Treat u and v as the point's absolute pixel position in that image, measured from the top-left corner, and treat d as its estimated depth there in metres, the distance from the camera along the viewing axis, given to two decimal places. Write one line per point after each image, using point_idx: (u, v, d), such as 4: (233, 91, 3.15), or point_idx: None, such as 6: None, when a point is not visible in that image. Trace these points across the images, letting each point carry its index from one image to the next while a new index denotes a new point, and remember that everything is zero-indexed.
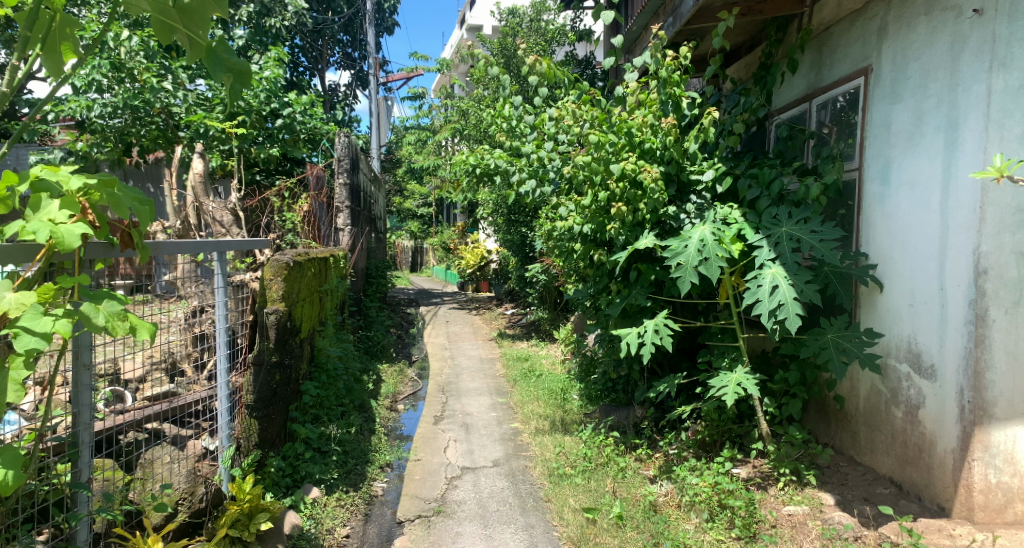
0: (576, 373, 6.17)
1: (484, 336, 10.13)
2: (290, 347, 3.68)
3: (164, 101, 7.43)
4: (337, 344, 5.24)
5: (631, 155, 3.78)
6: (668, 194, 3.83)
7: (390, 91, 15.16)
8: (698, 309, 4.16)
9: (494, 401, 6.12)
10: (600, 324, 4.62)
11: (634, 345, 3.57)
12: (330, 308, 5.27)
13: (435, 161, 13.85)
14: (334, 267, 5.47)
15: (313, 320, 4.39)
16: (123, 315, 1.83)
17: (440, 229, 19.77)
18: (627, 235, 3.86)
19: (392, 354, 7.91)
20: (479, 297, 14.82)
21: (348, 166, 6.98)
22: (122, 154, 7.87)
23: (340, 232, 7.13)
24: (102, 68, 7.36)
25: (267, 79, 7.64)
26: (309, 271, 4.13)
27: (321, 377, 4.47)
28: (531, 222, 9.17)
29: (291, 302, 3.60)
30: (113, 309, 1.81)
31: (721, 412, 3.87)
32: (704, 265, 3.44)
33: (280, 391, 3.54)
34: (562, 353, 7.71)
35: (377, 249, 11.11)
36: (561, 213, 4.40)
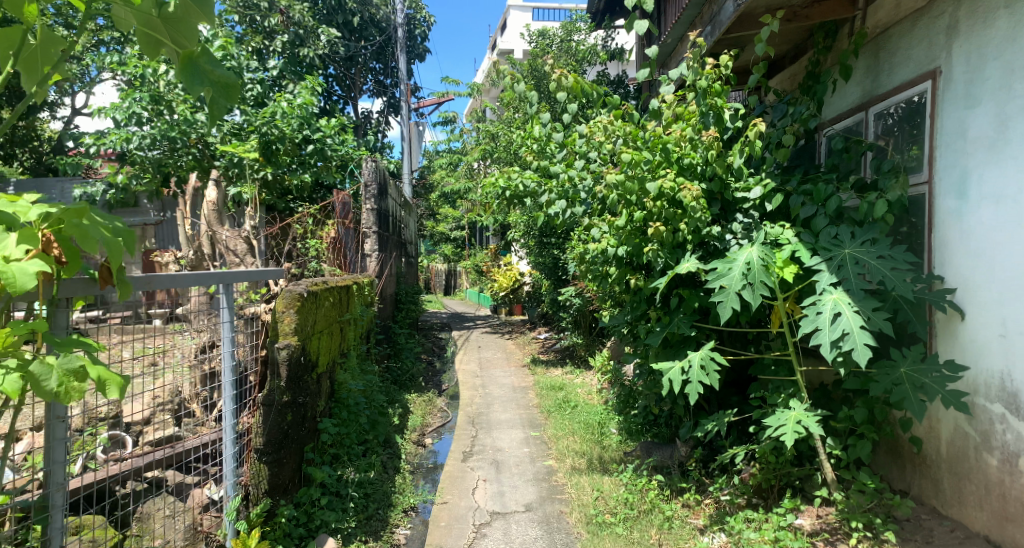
0: (614, 405, 5.80)
1: (517, 362, 9.82)
2: (304, 383, 3.43)
3: (205, 135, 7.35)
4: (360, 376, 4.99)
5: (669, 173, 3.47)
6: (711, 213, 3.49)
7: (422, 116, 15.13)
8: (748, 339, 3.82)
9: (526, 434, 5.79)
10: (639, 354, 4.28)
11: (677, 381, 3.22)
12: (354, 338, 5.04)
13: (467, 184, 13.70)
14: (358, 297, 5.25)
15: (332, 353, 4.15)
16: (84, 370, 1.55)
17: (473, 252, 19.62)
18: (667, 259, 3.54)
19: (422, 384, 7.67)
20: (512, 321, 14.53)
21: (375, 190, 6.80)
22: (159, 185, 7.90)
23: (367, 259, 6.93)
24: (142, 101, 7.34)
25: (303, 108, 7.52)
26: (327, 301, 3.89)
27: (342, 414, 4.21)
28: (564, 245, 8.86)
29: (304, 336, 3.35)
30: (71, 365, 1.54)
31: (777, 455, 3.48)
32: (752, 290, 3.05)
33: (293, 432, 3.28)
34: (598, 382, 7.34)
35: (408, 274, 10.96)
36: (594, 235, 4.10)
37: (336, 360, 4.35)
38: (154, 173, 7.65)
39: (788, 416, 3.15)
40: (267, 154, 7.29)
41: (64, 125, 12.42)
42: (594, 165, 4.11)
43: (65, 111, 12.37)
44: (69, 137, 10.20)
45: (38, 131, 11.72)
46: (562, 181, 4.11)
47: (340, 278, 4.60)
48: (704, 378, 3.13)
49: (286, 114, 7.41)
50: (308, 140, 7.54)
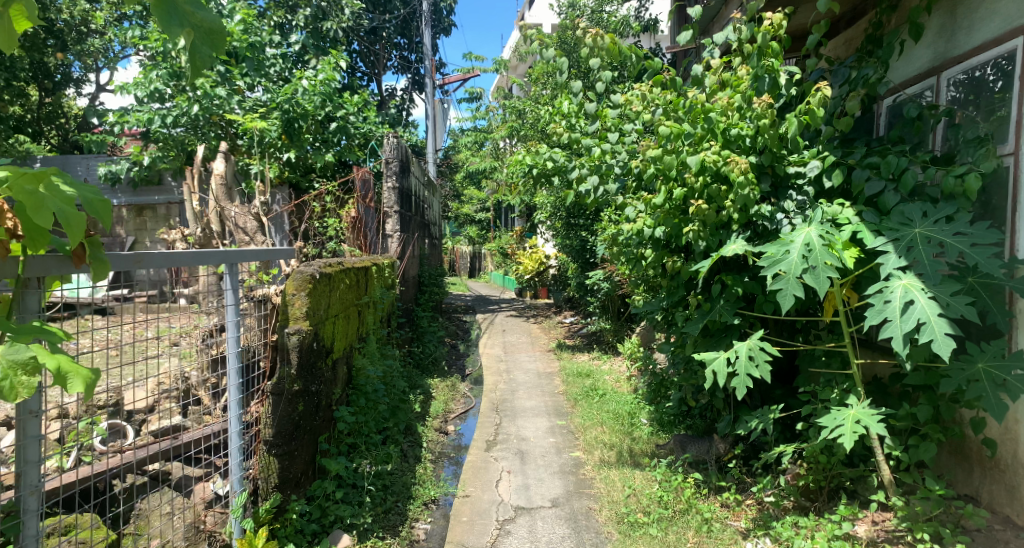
0: (645, 394, 5.52)
1: (542, 347, 9.58)
2: (317, 371, 3.22)
3: (227, 112, 7.16)
4: (380, 361, 4.79)
5: (714, 145, 3.16)
6: (761, 189, 3.17)
7: (447, 94, 14.83)
8: (796, 328, 3.52)
9: (552, 423, 5.55)
10: (675, 343, 3.99)
11: (723, 375, 2.94)
12: (374, 322, 4.83)
13: (492, 164, 13.40)
14: (378, 278, 5.03)
15: (349, 338, 3.94)
16: (36, 361, 1.37)
17: (497, 234, 19.36)
18: (709, 239, 3.24)
19: (445, 368, 7.47)
20: (537, 304, 14.28)
21: (397, 168, 6.57)
22: (183, 163, 7.78)
23: (389, 240, 6.70)
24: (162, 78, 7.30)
25: (327, 84, 7.32)
26: (343, 283, 3.67)
27: (360, 401, 4.01)
28: (593, 226, 8.55)
29: (316, 320, 3.13)
30: (20, 356, 1.36)
31: (829, 455, 3.18)
32: (811, 274, 2.76)
33: (304, 423, 3.07)
34: (627, 369, 7.07)
35: (431, 256, 10.75)
36: (627, 214, 3.81)
37: (353, 345, 4.15)
38: (175, 150, 7.52)
39: (846, 414, 2.84)
40: (289, 131, 7.11)
41: (90, 102, 12.40)
42: (629, 138, 3.81)
43: (91, 88, 12.34)
44: (94, 114, 10.15)
45: (64, 109, 11.71)
46: (593, 156, 3.81)
47: (359, 259, 4.39)
48: (755, 371, 2.86)
49: (307, 91, 7.19)
50: (330, 116, 7.35)
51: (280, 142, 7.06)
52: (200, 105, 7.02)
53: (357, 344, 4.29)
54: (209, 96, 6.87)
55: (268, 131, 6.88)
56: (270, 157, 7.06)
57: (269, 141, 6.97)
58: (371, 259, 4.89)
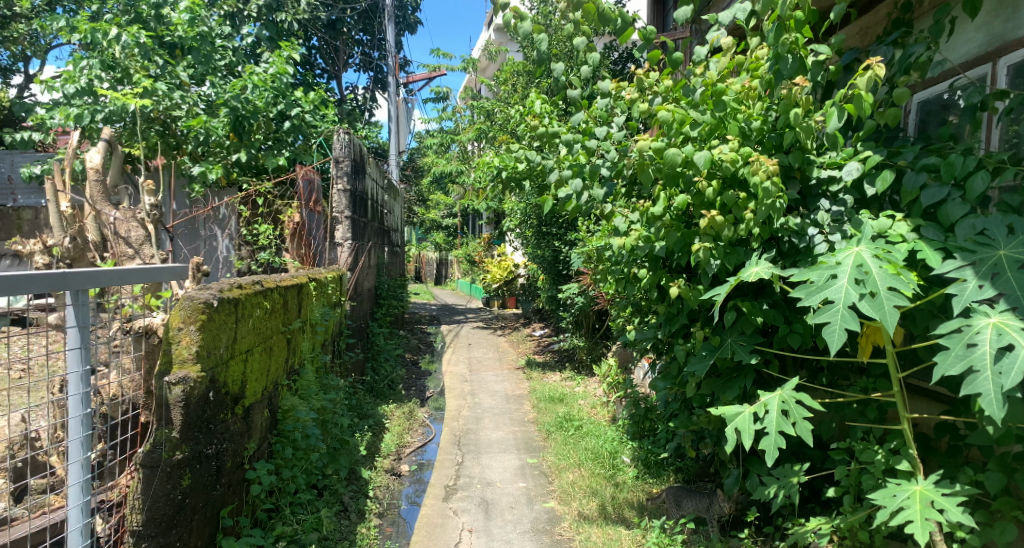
0: (627, 429, 4.86)
1: (511, 364, 8.86)
2: (217, 428, 2.43)
3: (167, 114, 6.25)
4: (319, 395, 4.01)
5: (731, 140, 2.51)
6: (789, 196, 2.51)
7: (411, 92, 14.09)
8: (821, 367, 2.88)
9: (521, 463, 4.83)
10: (671, 381, 3.33)
11: (749, 434, 2.29)
12: (311, 349, 4.06)
13: (459, 167, 12.69)
14: (319, 296, 4.26)
15: (270, 376, 3.15)
16: None
17: (464, 240, 18.64)
18: (724, 259, 2.58)
19: (402, 392, 6.73)
20: (505, 315, 13.57)
21: (349, 168, 5.82)
22: None
23: (338, 249, 5.90)
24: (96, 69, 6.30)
25: (279, 79, 6.49)
26: (262, 309, 2.89)
27: (285, 454, 3.23)
28: (567, 235, 7.89)
29: (214, 363, 2.34)
30: None
31: (869, 530, 2.52)
32: (865, 306, 2.12)
33: (195, 499, 2.28)
34: (604, 393, 6.41)
35: (392, 265, 9.99)
36: (618, 225, 3.13)
37: (280, 381, 3.37)
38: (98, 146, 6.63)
39: (905, 490, 2.18)
40: (237, 130, 6.28)
41: (20, 93, 11.31)
42: (622, 133, 3.13)
43: (20, 78, 11.26)
44: (20, 106, 9.14)
45: None
46: (572, 153, 3.13)
47: (291, 277, 3.61)
48: (791, 428, 2.22)
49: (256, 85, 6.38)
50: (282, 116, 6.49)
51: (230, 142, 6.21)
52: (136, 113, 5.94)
53: (286, 379, 3.51)
54: (147, 98, 5.89)
55: (214, 129, 6.09)
56: (215, 158, 6.23)
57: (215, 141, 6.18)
58: (309, 274, 4.12)
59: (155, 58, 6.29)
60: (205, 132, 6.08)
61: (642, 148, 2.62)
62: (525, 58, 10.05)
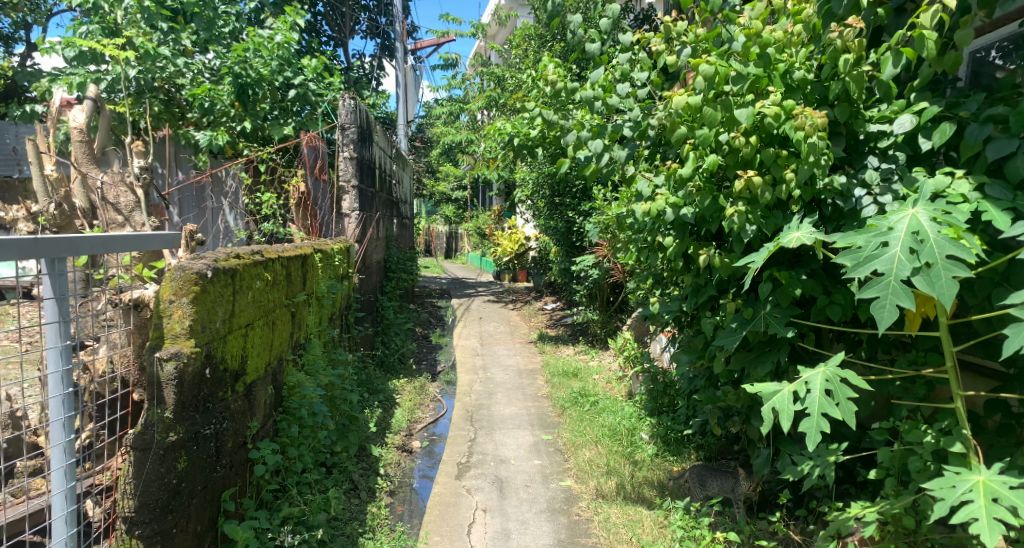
0: (645, 405, 4.69)
1: (522, 338, 8.70)
2: (215, 406, 2.28)
3: (168, 81, 6.04)
4: (327, 371, 3.86)
5: (773, 93, 2.29)
6: (835, 154, 2.29)
7: (419, 60, 13.78)
8: (861, 339, 2.68)
9: (535, 440, 4.69)
10: (697, 355, 3.14)
11: (788, 416, 2.11)
12: (317, 323, 3.89)
13: (468, 137, 12.42)
14: (325, 267, 4.09)
15: (274, 352, 2.99)
16: None
17: (474, 213, 18.40)
18: (762, 223, 2.39)
19: (413, 367, 6.59)
20: (515, 288, 13.40)
21: (355, 135, 5.60)
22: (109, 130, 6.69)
23: (345, 220, 5.71)
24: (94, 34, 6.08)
25: (285, 46, 6.23)
26: (263, 280, 2.72)
27: (291, 432, 3.08)
28: (581, 205, 7.66)
29: (209, 337, 2.17)
30: None
31: (914, 515, 2.34)
32: (922, 278, 1.92)
33: (193, 483, 2.13)
34: (619, 368, 6.25)
35: (401, 237, 9.82)
36: (642, 190, 2.92)
37: (285, 357, 3.22)
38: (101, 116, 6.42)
39: (966, 480, 1.98)
40: (242, 99, 6.05)
41: (22, 64, 11.12)
42: (647, 90, 2.90)
43: (22, 49, 11.06)
44: (22, 75, 8.96)
45: None
46: (593, 111, 2.91)
47: (295, 248, 3.44)
48: (835, 410, 2.04)
49: (260, 52, 6.13)
50: (286, 83, 6.25)
51: (235, 111, 5.99)
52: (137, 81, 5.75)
53: (292, 354, 3.36)
54: (148, 65, 5.68)
55: (217, 97, 5.87)
56: (219, 127, 6.01)
57: (218, 109, 5.98)
58: (314, 244, 3.94)
59: (158, 26, 6.04)
60: (209, 100, 5.89)
61: (674, 104, 2.41)
62: (537, 23, 9.71)
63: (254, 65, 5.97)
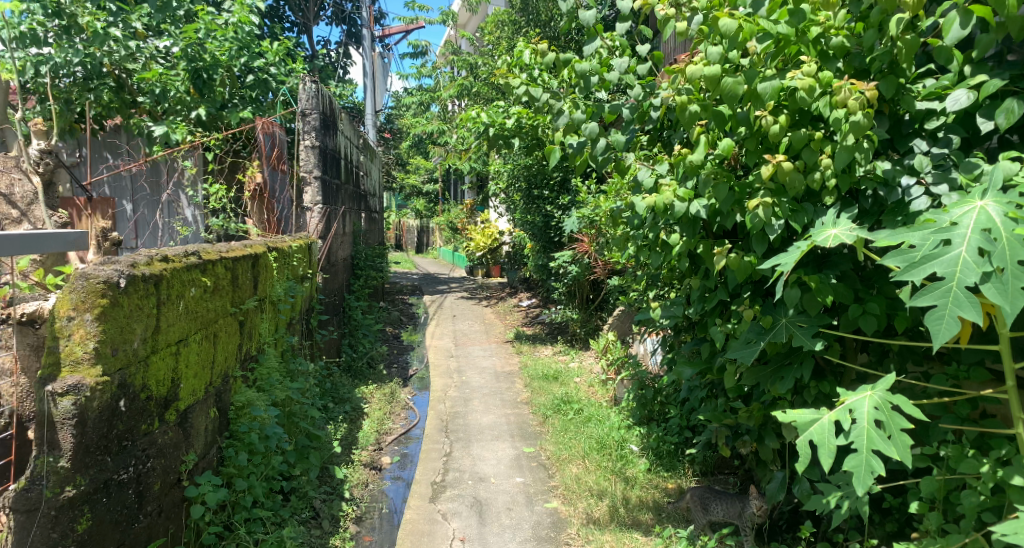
0: (634, 414, 4.37)
1: (498, 337, 8.31)
2: (133, 444, 1.82)
3: (118, 66, 5.42)
4: (283, 385, 3.43)
5: (806, 63, 1.95)
6: (878, 137, 1.96)
7: (387, 48, 13.25)
8: (889, 350, 2.35)
9: (516, 453, 4.31)
10: (701, 369, 2.80)
11: (830, 450, 1.82)
12: (271, 332, 3.46)
13: (439, 128, 11.95)
14: (282, 268, 3.66)
15: (218, 369, 2.57)
16: None
17: (445, 206, 17.92)
18: (791, 218, 2.05)
19: (382, 371, 6.18)
20: (489, 284, 13.00)
21: (317, 122, 5.16)
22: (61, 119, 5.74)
23: (307, 214, 5.26)
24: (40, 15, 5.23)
25: (240, 28, 5.61)
26: (201, 286, 2.28)
27: (238, 461, 2.65)
28: (559, 198, 7.30)
29: (124, 362, 1.71)
30: None
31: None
32: (991, 286, 1.58)
33: (103, 545, 1.68)
34: (601, 370, 5.92)
35: (370, 233, 9.36)
36: (643, 181, 2.56)
37: (231, 373, 2.78)
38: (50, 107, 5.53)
39: None
40: (197, 85, 5.51)
41: None
42: (648, 66, 2.56)
43: None
44: None
45: None
46: (587, 88, 2.54)
47: (245, 247, 3.01)
48: (888, 446, 1.72)
49: (213, 34, 5.51)
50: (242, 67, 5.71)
51: (192, 97, 5.41)
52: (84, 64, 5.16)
53: (240, 368, 2.92)
54: (94, 47, 5.11)
55: (169, 83, 5.26)
56: (173, 117, 5.40)
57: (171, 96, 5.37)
58: (268, 243, 3.50)
59: (108, 5, 5.36)
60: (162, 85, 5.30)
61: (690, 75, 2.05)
62: (510, 8, 9.30)
63: (209, 48, 5.40)
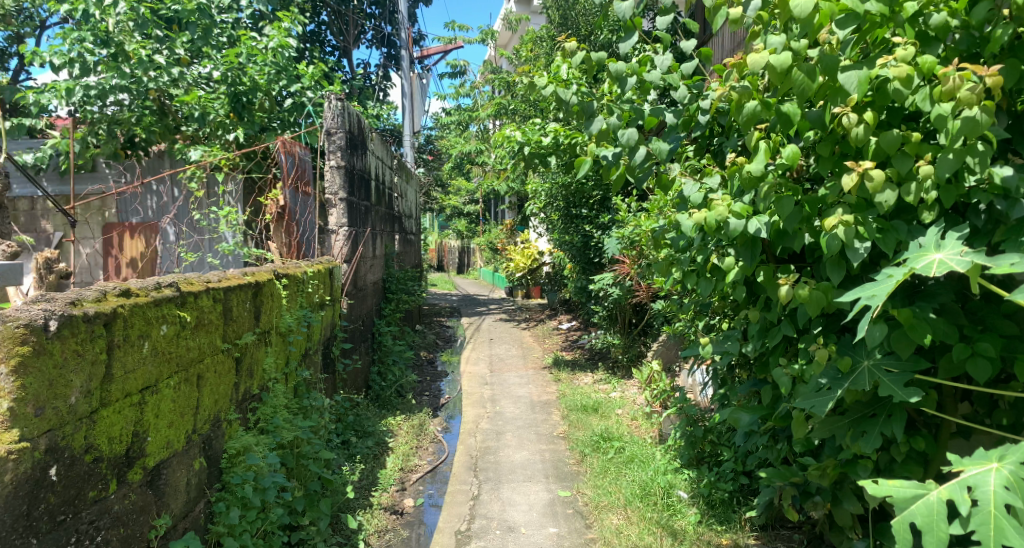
0: (682, 454, 3.92)
1: (537, 362, 7.93)
2: (75, 517, 1.52)
3: (161, 91, 5.27)
4: (291, 425, 3.14)
5: (901, 44, 1.54)
6: (995, 136, 1.53)
7: (426, 68, 13.17)
8: (1001, 400, 1.89)
9: (550, 498, 3.92)
10: (762, 415, 2.39)
11: (942, 540, 1.39)
12: (279, 366, 3.17)
13: (477, 147, 11.74)
14: (294, 296, 3.38)
15: (206, 415, 2.28)
16: None
17: (486, 226, 17.70)
18: (879, 238, 1.63)
19: (413, 401, 5.87)
20: (529, 306, 12.62)
21: (343, 141, 4.94)
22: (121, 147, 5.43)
23: (332, 237, 5.02)
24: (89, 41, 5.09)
25: (279, 52, 5.48)
26: (177, 323, 2.00)
27: (229, 519, 2.35)
28: (600, 217, 6.91)
29: (51, 423, 1.43)
30: None
31: None
32: None
33: None
34: (645, 402, 5.48)
35: (406, 254, 9.14)
36: (690, 195, 2.18)
37: (226, 415, 2.50)
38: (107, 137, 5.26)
39: None
40: (236, 108, 5.35)
41: None
42: (695, 64, 2.21)
43: None
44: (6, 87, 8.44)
45: None
46: (624, 89, 2.17)
47: (244, 276, 2.74)
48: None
49: (255, 59, 5.42)
50: (279, 90, 5.54)
51: (231, 121, 5.28)
52: (130, 91, 5.04)
53: (239, 410, 2.64)
54: (140, 73, 5.00)
55: (208, 106, 5.14)
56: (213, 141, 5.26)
57: (212, 119, 5.24)
58: (277, 269, 3.23)
59: (154, 31, 5.29)
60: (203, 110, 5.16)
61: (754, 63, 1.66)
62: (548, 23, 9.03)
63: (248, 72, 5.29)
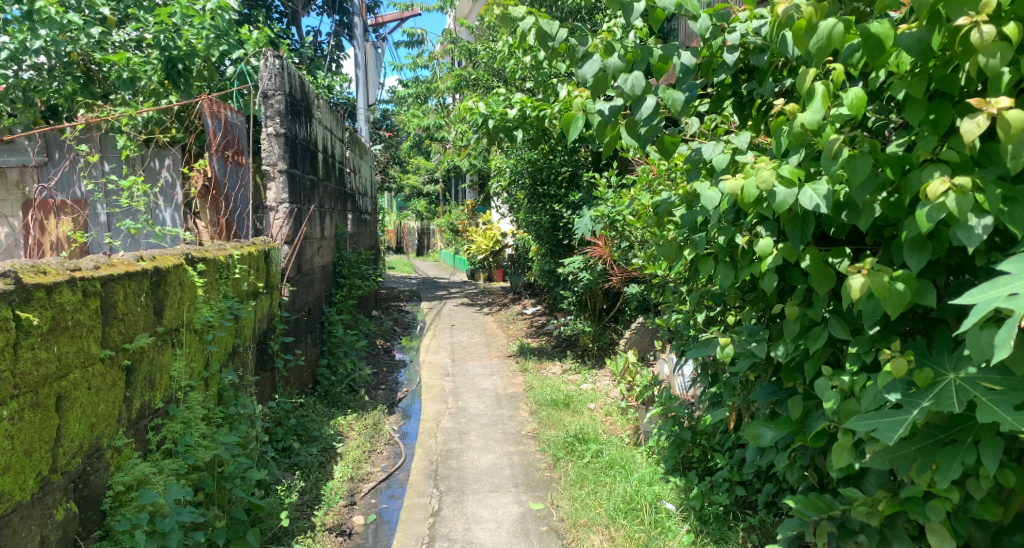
0: (669, 461, 3.49)
1: (501, 350, 7.44)
2: None
3: (86, 55, 4.39)
4: (210, 442, 2.56)
5: None
6: None
7: (381, 38, 12.38)
8: None
9: (522, 512, 3.44)
10: (790, 432, 1.92)
11: None
12: (194, 372, 2.58)
13: (436, 122, 11.07)
14: (213, 284, 2.79)
15: (74, 446, 1.68)
16: None
17: (446, 207, 17.06)
18: (1003, 212, 1.18)
19: (365, 398, 5.32)
20: (491, 289, 12.09)
21: (282, 105, 4.31)
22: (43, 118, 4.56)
23: (270, 214, 4.40)
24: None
25: (219, 14, 4.72)
26: (12, 328, 1.43)
27: None
28: (569, 196, 6.41)
29: None
30: None
31: None
32: None
33: None
34: (620, 396, 5.06)
35: (359, 236, 8.47)
36: (712, 158, 1.72)
37: (111, 440, 1.89)
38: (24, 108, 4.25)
39: None
40: (171, 76, 4.58)
41: None
42: None
43: None
44: None
45: None
46: (632, 20, 1.65)
47: (138, 262, 2.13)
48: None
49: (191, 20, 4.64)
50: (220, 59, 4.82)
51: (166, 88, 4.56)
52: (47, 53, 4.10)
53: (133, 431, 2.04)
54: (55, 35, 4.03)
55: (139, 71, 4.42)
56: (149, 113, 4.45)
57: (143, 86, 4.54)
58: (189, 252, 2.62)
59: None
60: (133, 76, 4.44)
61: None
62: None
63: (184, 35, 4.49)
